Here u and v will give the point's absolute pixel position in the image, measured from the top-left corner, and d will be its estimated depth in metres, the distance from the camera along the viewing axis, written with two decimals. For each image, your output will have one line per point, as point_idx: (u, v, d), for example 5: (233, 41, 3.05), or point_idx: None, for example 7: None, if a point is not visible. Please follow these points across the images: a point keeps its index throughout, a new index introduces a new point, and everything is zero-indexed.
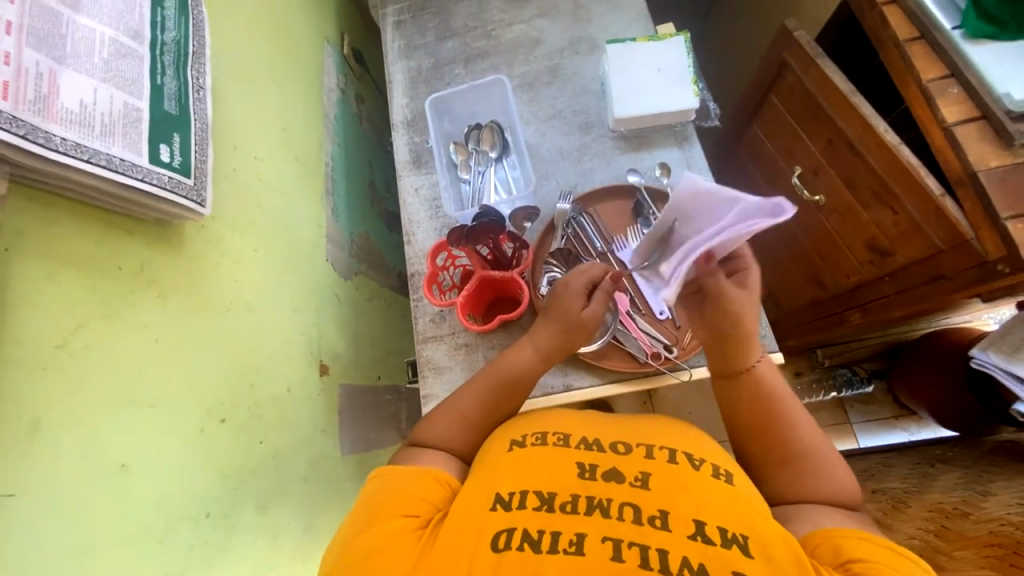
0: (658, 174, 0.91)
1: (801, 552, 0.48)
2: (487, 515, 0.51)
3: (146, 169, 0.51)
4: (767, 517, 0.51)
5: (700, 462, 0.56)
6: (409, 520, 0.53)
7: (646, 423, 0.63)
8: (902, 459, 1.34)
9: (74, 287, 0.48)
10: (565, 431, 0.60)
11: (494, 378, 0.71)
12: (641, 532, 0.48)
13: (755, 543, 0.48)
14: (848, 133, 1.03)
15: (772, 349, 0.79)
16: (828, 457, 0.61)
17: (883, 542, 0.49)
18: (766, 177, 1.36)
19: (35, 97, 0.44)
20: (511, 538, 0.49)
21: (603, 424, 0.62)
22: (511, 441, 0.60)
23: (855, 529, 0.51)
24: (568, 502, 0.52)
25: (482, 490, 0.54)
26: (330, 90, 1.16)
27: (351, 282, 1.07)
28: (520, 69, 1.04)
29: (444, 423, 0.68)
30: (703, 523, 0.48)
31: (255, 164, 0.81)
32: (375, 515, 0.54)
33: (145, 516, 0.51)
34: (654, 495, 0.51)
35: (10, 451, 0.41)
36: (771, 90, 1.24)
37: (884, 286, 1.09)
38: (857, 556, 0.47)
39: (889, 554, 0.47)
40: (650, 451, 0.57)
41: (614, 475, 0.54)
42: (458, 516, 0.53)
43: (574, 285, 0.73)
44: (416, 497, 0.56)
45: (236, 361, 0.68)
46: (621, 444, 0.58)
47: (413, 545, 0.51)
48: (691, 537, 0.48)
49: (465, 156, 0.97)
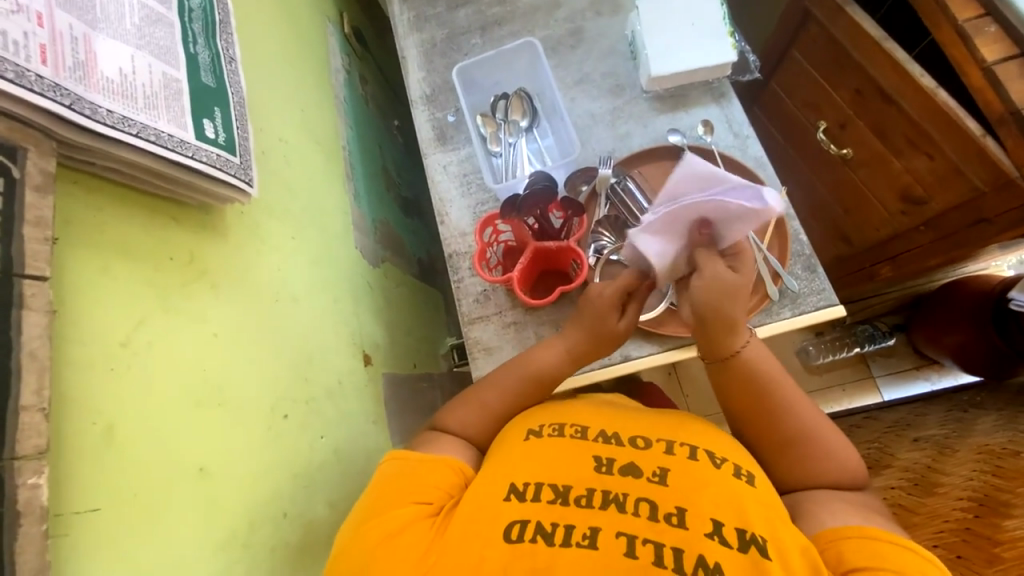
0: (700, 131, 0.88)
1: (816, 558, 0.48)
2: (501, 505, 0.53)
3: (194, 146, 0.47)
4: (787, 520, 0.51)
5: (722, 460, 0.55)
6: (421, 508, 0.54)
7: (658, 416, 0.63)
8: (934, 408, 1.33)
9: (131, 279, 0.44)
10: (583, 424, 0.61)
11: (516, 375, 0.70)
12: (656, 529, 0.49)
13: (774, 546, 0.48)
14: (881, 82, 1.01)
15: (833, 302, 0.76)
16: (831, 436, 0.62)
17: (885, 537, 0.50)
18: (786, 136, 1.33)
19: (74, 64, 0.40)
20: (524, 530, 0.50)
21: (622, 416, 0.63)
22: (527, 431, 0.61)
23: (858, 526, 0.51)
24: (583, 496, 0.53)
25: (497, 480, 0.55)
26: (337, 71, 1.09)
27: (380, 269, 1.02)
28: (542, 34, 0.99)
29: (465, 410, 0.69)
30: (721, 523, 0.49)
31: (281, 147, 0.76)
32: (385, 505, 0.54)
33: (229, 522, 0.48)
34: (673, 492, 0.52)
35: (87, 460, 0.38)
36: (793, 45, 1.22)
37: (919, 236, 1.07)
38: (860, 565, 0.48)
39: (891, 550, 0.49)
40: (670, 446, 0.57)
41: (632, 470, 0.55)
42: (472, 504, 0.54)
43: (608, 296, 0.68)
44: (428, 484, 0.57)
45: (291, 355, 0.64)
46: (641, 438, 0.59)
47: (426, 531, 0.52)
48: (707, 536, 0.48)
49: (494, 129, 0.93)
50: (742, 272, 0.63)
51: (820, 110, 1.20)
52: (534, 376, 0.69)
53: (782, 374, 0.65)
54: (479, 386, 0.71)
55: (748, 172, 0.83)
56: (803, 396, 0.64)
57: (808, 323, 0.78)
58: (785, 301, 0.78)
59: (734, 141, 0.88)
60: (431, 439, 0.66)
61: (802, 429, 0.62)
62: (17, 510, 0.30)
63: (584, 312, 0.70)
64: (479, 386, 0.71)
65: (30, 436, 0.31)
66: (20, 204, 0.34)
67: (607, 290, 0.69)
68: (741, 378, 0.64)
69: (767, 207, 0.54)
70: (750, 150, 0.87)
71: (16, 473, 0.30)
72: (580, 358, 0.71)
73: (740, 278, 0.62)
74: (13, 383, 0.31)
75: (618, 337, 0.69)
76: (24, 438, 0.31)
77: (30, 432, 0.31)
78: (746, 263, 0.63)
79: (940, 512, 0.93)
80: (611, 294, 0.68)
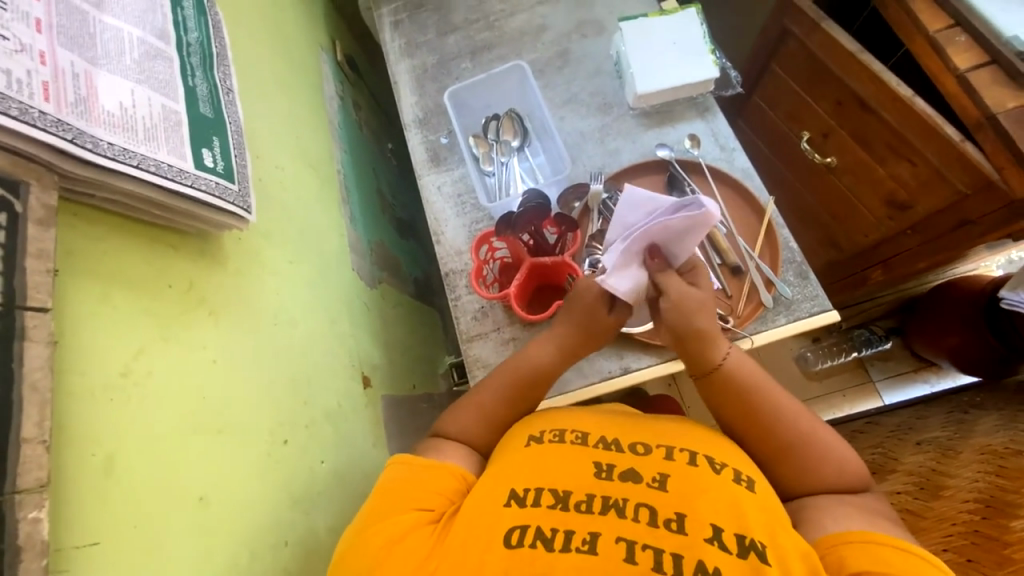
0: (688, 145, 0.90)
1: (817, 562, 0.49)
2: (501, 511, 0.52)
3: (194, 174, 0.48)
4: (788, 526, 0.51)
5: (721, 466, 0.55)
6: (422, 514, 0.55)
7: (663, 423, 0.62)
8: (934, 410, 1.33)
9: (131, 308, 0.44)
10: (584, 430, 0.61)
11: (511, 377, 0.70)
12: (656, 535, 0.49)
13: (773, 552, 0.48)
14: (859, 93, 1.05)
15: (826, 307, 0.77)
16: (826, 438, 0.62)
17: (889, 542, 0.50)
18: (771, 147, 1.36)
19: (76, 99, 0.41)
20: (524, 535, 0.50)
21: (624, 422, 0.62)
22: (528, 437, 0.61)
23: (860, 531, 0.52)
24: (584, 501, 0.52)
25: (497, 485, 0.55)
26: (330, 98, 1.11)
27: (376, 290, 1.02)
28: (530, 56, 1.02)
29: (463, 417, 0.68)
30: (721, 529, 0.49)
31: (277, 173, 0.77)
32: (387, 510, 0.55)
33: (230, 552, 0.47)
34: (672, 497, 0.52)
35: (86, 493, 0.37)
36: (772, 60, 1.26)
37: (906, 240, 1.10)
38: (861, 568, 0.49)
39: (894, 555, 0.49)
40: (670, 452, 0.57)
41: (632, 475, 0.55)
42: (474, 509, 0.54)
43: (597, 292, 0.68)
44: (429, 490, 0.58)
45: (290, 379, 0.63)
46: (640, 444, 0.58)
47: (427, 538, 0.53)
48: (707, 541, 0.48)
49: (486, 149, 0.95)
50: (703, 286, 0.68)
51: (803, 121, 1.23)
52: (529, 375, 0.70)
53: (769, 380, 0.66)
54: (474, 393, 0.71)
55: (735, 183, 0.85)
56: (793, 400, 0.65)
57: (804, 328, 0.78)
58: (779, 308, 0.79)
59: (721, 153, 0.90)
60: (437, 445, 0.66)
61: (798, 432, 0.62)
62: (17, 545, 0.30)
63: (575, 305, 0.70)
64: (474, 390, 0.71)
65: (31, 469, 0.31)
66: (22, 238, 0.34)
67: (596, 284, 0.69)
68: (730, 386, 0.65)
69: (698, 216, 0.59)
70: (737, 162, 0.89)
71: (17, 507, 0.30)
72: (569, 352, 0.71)
73: (704, 293, 0.67)
74: (15, 415, 0.31)
75: (608, 333, 0.70)
76: (26, 471, 0.31)
77: (31, 465, 0.31)
78: (703, 277, 0.69)
79: (948, 516, 0.92)
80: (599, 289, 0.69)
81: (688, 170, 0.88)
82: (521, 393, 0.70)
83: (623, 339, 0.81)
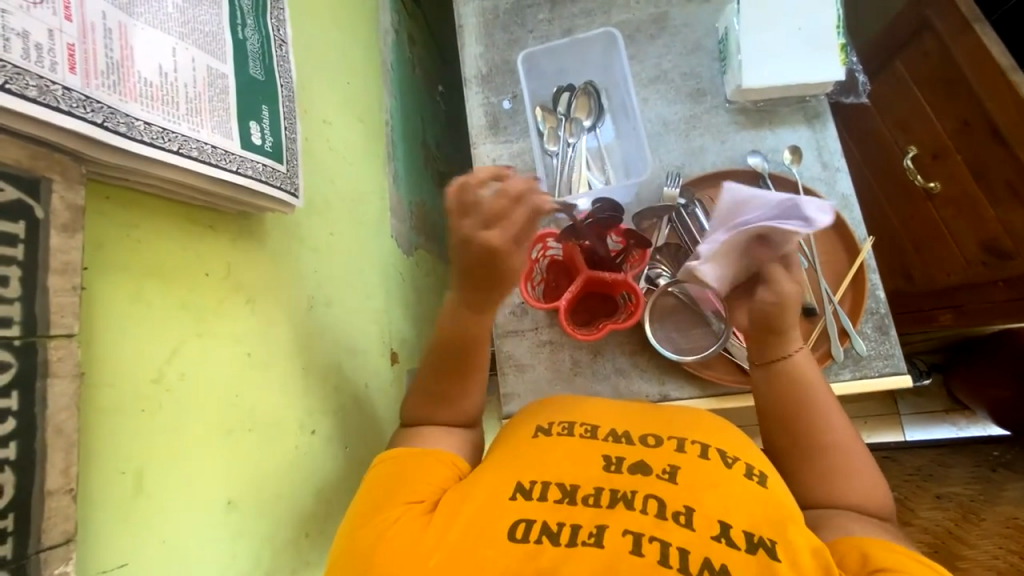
0: (786, 158, 0.79)
1: (829, 561, 0.45)
2: (507, 505, 0.49)
3: (239, 157, 0.42)
4: (799, 522, 0.48)
5: (734, 459, 0.52)
6: (414, 506, 0.51)
7: (680, 411, 0.60)
8: (958, 458, 1.28)
9: (166, 305, 0.40)
10: (593, 423, 0.57)
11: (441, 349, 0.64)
12: (663, 527, 0.46)
13: (783, 548, 0.45)
14: (993, 117, 0.89)
15: (901, 370, 0.70)
16: (862, 462, 0.55)
17: (913, 555, 0.45)
18: (865, 157, 1.19)
19: (107, 66, 0.34)
20: (530, 529, 0.47)
21: (634, 414, 0.59)
22: (536, 428, 0.58)
23: (884, 540, 0.47)
24: (591, 495, 0.49)
25: (504, 477, 0.52)
26: (386, 31, 0.98)
27: (412, 258, 0.96)
28: (621, 16, 0.87)
29: (429, 398, 0.64)
30: (729, 525, 0.46)
31: (324, 130, 0.69)
32: (381, 503, 0.52)
33: (255, 550, 0.46)
34: (682, 490, 0.49)
35: (109, 511, 0.35)
36: (898, 54, 1.08)
37: (993, 292, 0.98)
38: (886, 565, 0.44)
39: (919, 566, 0.44)
40: (681, 444, 0.54)
41: (640, 467, 0.51)
42: (476, 502, 0.50)
43: (489, 240, 0.55)
44: (422, 480, 0.54)
45: (323, 366, 0.60)
46: (651, 436, 0.55)
47: (419, 530, 0.49)
48: (714, 538, 0.45)
49: (554, 125, 0.84)
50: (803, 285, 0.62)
51: (913, 133, 1.06)
52: (453, 342, 0.64)
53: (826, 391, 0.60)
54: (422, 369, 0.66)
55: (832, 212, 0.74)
56: (845, 417, 0.58)
57: (869, 388, 0.72)
58: (847, 362, 0.72)
59: (821, 172, 0.79)
60: (419, 432, 0.62)
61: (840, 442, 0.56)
62: None
63: (467, 261, 0.57)
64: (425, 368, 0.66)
65: (56, 523, 0.29)
66: (43, 250, 0.29)
67: (496, 241, 0.55)
68: (774, 371, 0.61)
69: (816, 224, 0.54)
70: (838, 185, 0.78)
71: (42, 563, 0.28)
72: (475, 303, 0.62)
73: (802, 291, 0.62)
74: (38, 466, 0.28)
75: (514, 274, 0.59)
76: (51, 527, 0.29)
77: (56, 519, 0.29)
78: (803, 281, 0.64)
79: None
80: (489, 235, 0.55)
81: (780, 188, 0.77)
82: (461, 357, 0.64)
83: (668, 364, 0.76)
